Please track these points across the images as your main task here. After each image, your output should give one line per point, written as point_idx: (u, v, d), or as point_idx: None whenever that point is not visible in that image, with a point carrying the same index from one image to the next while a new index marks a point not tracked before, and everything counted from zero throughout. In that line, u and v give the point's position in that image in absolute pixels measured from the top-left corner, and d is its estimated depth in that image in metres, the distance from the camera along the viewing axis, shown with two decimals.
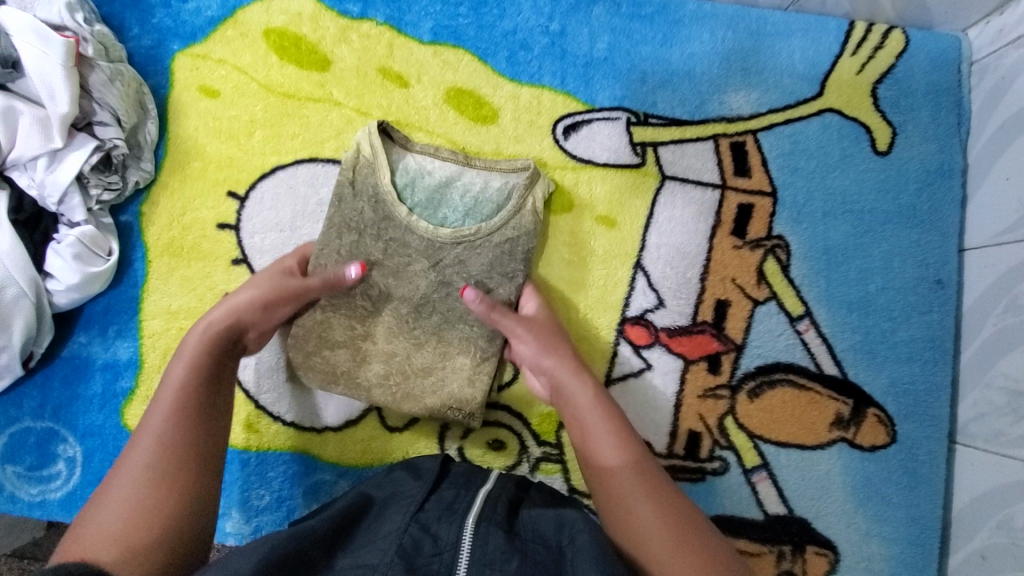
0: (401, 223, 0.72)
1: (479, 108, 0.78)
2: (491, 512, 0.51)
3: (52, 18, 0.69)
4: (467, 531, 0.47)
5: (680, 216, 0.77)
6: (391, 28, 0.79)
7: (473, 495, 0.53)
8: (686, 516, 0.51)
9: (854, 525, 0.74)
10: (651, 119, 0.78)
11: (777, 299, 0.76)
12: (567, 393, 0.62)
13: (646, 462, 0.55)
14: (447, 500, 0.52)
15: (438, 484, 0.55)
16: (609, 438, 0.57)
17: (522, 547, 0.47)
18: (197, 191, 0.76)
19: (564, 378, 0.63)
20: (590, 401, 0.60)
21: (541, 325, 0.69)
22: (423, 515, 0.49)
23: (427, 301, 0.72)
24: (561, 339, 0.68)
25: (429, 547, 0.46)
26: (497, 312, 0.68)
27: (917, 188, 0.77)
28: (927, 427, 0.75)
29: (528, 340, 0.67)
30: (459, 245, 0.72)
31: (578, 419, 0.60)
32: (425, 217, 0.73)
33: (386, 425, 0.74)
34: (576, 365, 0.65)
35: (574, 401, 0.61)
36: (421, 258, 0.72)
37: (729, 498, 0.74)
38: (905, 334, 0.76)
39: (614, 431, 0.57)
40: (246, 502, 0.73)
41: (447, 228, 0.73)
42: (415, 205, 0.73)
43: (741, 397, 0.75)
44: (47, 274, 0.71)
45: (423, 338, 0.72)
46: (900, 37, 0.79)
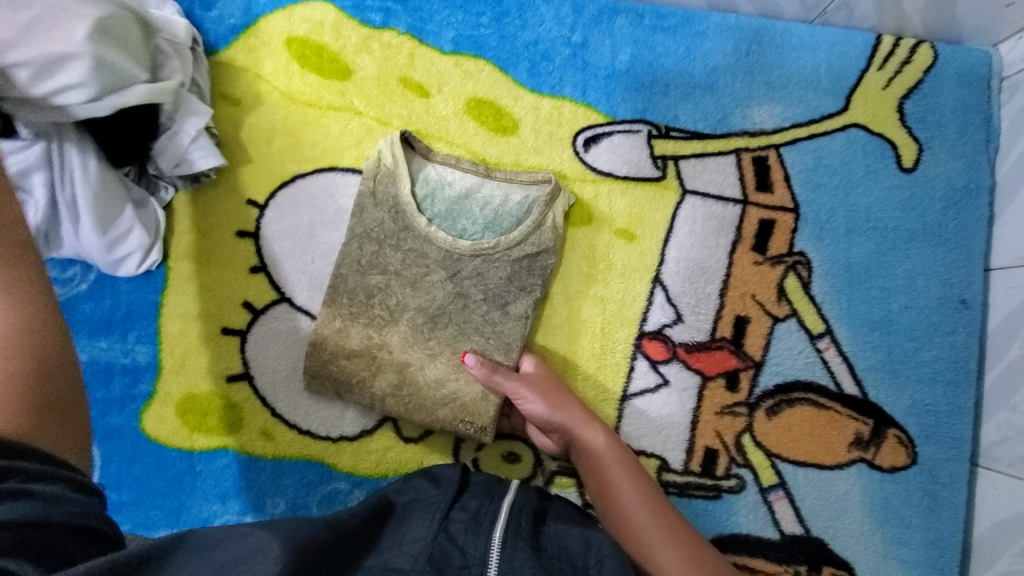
0: (420, 234, 0.72)
1: (499, 119, 0.78)
2: (516, 525, 0.51)
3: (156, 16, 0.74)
4: (495, 546, 0.48)
5: (700, 231, 0.76)
6: (413, 37, 0.79)
7: (496, 505, 0.53)
8: (697, 549, 0.58)
9: (872, 547, 0.73)
10: (672, 132, 0.77)
11: (797, 316, 0.75)
12: (583, 443, 0.67)
13: (646, 480, 0.65)
14: (472, 510, 0.52)
15: (461, 492, 0.55)
16: (626, 481, 0.64)
17: (548, 564, 0.48)
18: (216, 198, 0.77)
19: (578, 430, 0.67)
20: (603, 447, 0.66)
21: (542, 381, 0.70)
22: (451, 524, 0.50)
23: (444, 312, 0.72)
24: (564, 392, 0.69)
25: (458, 560, 0.47)
26: (499, 375, 0.69)
27: (943, 206, 0.76)
28: (949, 449, 0.74)
29: (535, 397, 0.68)
30: (478, 257, 0.72)
31: (594, 464, 0.66)
32: (444, 228, 0.73)
33: (402, 436, 0.74)
34: (586, 413, 0.68)
35: (589, 449, 0.66)
36: (439, 269, 0.72)
37: (744, 517, 0.73)
38: (928, 354, 0.75)
39: (628, 475, 0.64)
40: (261, 508, 0.73)
41: (467, 239, 0.72)
42: (435, 216, 0.73)
43: (759, 415, 0.74)
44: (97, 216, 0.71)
45: (439, 349, 0.72)
46: (928, 52, 0.77)
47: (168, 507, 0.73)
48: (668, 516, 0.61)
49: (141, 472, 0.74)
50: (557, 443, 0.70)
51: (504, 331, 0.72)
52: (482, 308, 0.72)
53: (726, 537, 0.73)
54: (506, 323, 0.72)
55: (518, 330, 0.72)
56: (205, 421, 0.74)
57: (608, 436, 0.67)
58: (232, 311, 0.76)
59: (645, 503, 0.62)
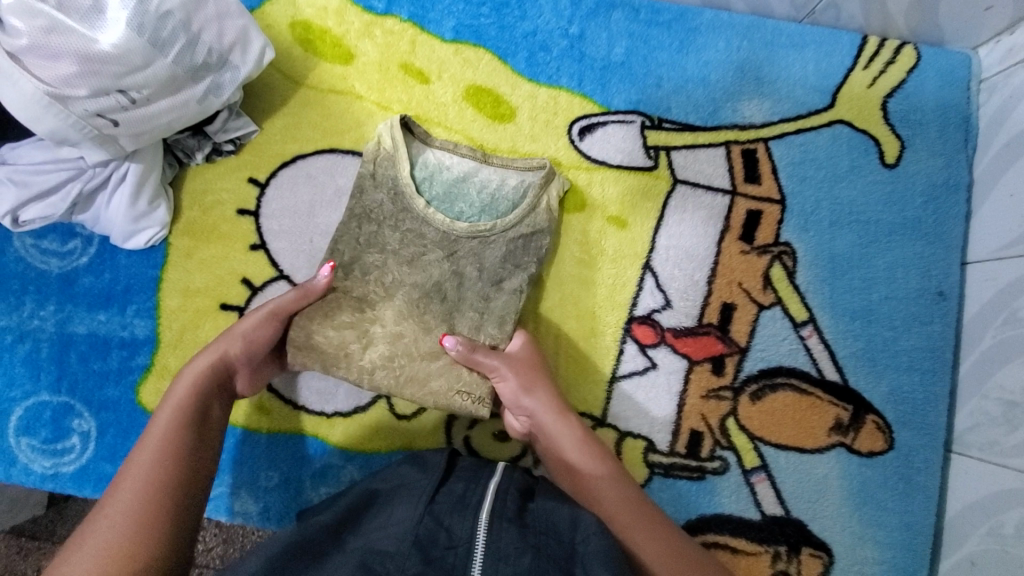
0: (418, 215, 0.74)
1: (497, 106, 0.80)
2: (502, 507, 0.54)
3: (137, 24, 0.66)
4: (480, 527, 0.51)
5: (690, 220, 0.79)
6: (414, 25, 0.81)
7: (483, 489, 0.56)
8: (674, 535, 0.61)
9: (849, 529, 0.75)
10: (664, 123, 0.80)
11: (782, 304, 0.78)
12: (552, 433, 0.68)
13: (619, 473, 0.66)
14: (457, 494, 0.56)
15: (447, 475, 0.59)
16: (595, 472, 0.65)
17: (535, 542, 0.51)
18: (217, 174, 0.78)
19: (548, 421, 0.68)
20: (573, 440, 0.67)
21: (522, 363, 0.71)
22: (436, 506, 0.53)
23: (439, 288, 0.74)
24: (540, 379, 0.71)
25: (444, 540, 0.50)
26: (478, 352, 0.70)
27: (923, 202, 0.79)
28: (924, 435, 0.76)
29: (510, 379, 0.70)
30: (474, 239, 0.74)
31: (563, 458, 0.67)
32: (442, 210, 0.75)
33: (395, 413, 0.76)
34: (558, 405, 0.69)
35: (559, 442, 0.67)
36: (436, 250, 0.74)
37: (727, 498, 0.75)
38: (905, 343, 0.78)
39: (598, 467, 0.66)
40: (254, 482, 0.74)
41: (463, 222, 0.74)
42: (433, 198, 0.75)
43: (743, 399, 0.76)
44: (107, 199, 0.71)
45: (433, 325, 0.73)
46: (911, 53, 0.81)
47: None
48: (640, 507, 0.63)
49: (136, 444, 0.74)
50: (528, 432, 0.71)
51: (497, 306, 0.74)
52: (477, 285, 0.74)
53: (708, 517, 0.75)
54: (500, 300, 0.74)
55: (512, 305, 0.74)
56: None
57: (577, 428, 0.68)
58: (231, 287, 0.77)
59: (620, 495, 0.63)
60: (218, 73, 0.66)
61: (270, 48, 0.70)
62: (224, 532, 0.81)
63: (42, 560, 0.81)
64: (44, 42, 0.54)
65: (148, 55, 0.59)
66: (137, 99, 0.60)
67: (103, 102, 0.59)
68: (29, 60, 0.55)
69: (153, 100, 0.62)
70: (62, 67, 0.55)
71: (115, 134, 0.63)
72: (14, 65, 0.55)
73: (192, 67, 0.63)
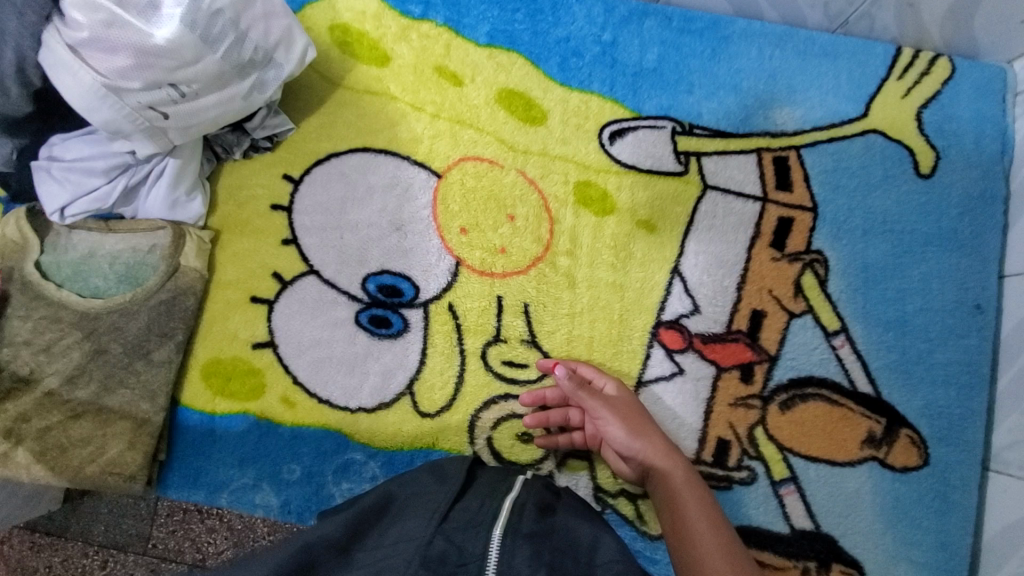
0: (53, 300, 0.71)
1: (529, 109, 0.81)
2: (517, 523, 0.53)
3: (98, 149, 0.69)
4: (493, 544, 0.50)
5: (720, 226, 0.78)
6: (450, 29, 0.82)
7: (498, 505, 0.55)
8: None
9: (882, 546, 0.73)
10: (696, 129, 0.80)
11: (813, 313, 0.76)
12: (661, 472, 0.65)
13: (724, 524, 0.61)
14: (471, 512, 0.54)
15: (463, 491, 0.57)
16: (701, 517, 0.61)
17: (549, 560, 0.50)
18: (252, 171, 0.79)
19: (655, 460, 0.66)
20: (681, 481, 0.64)
21: (624, 406, 0.70)
22: (448, 525, 0.51)
23: (82, 372, 0.71)
24: (645, 422, 0.69)
25: (455, 558, 0.49)
26: (585, 391, 0.70)
27: (958, 213, 0.78)
28: (961, 452, 0.74)
29: (615, 422, 0.68)
30: (114, 313, 0.72)
31: (671, 498, 0.63)
32: (74, 289, 0.72)
33: (418, 410, 0.75)
34: (665, 445, 0.67)
35: (668, 480, 0.64)
36: (74, 332, 0.71)
37: (755, 509, 0.73)
38: (941, 356, 0.76)
39: (705, 512, 0.61)
40: (277, 475, 0.75)
41: (101, 298, 0.72)
42: (64, 280, 0.72)
43: (772, 408, 0.75)
44: (149, 192, 0.73)
45: (82, 411, 0.71)
46: (945, 65, 0.80)
47: (185, 471, 0.75)
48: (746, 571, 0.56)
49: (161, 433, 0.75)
50: (634, 470, 0.69)
51: (149, 380, 0.72)
52: (122, 360, 0.72)
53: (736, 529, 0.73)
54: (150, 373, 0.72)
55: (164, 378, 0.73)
56: (228, 385, 0.75)
57: (686, 471, 0.65)
58: (262, 280, 0.78)
59: (718, 542, 0.58)
60: (263, 70, 0.67)
61: (312, 48, 0.72)
62: (236, 536, 0.77)
63: (55, 554, 0.78)
64: (103, 35, 0.56)
65: (199, 51, 0.60)
66: (186, 93, 0.62)
67: (155, 95, 0.61)
68: (86, 52, 0.57)
69: (201, 94, 0.64)
70: (118, 60, 0.58)
71: (165, 127, 0.65)
72: (72, 57, 0.57)
73: (239, 64, 0.64)
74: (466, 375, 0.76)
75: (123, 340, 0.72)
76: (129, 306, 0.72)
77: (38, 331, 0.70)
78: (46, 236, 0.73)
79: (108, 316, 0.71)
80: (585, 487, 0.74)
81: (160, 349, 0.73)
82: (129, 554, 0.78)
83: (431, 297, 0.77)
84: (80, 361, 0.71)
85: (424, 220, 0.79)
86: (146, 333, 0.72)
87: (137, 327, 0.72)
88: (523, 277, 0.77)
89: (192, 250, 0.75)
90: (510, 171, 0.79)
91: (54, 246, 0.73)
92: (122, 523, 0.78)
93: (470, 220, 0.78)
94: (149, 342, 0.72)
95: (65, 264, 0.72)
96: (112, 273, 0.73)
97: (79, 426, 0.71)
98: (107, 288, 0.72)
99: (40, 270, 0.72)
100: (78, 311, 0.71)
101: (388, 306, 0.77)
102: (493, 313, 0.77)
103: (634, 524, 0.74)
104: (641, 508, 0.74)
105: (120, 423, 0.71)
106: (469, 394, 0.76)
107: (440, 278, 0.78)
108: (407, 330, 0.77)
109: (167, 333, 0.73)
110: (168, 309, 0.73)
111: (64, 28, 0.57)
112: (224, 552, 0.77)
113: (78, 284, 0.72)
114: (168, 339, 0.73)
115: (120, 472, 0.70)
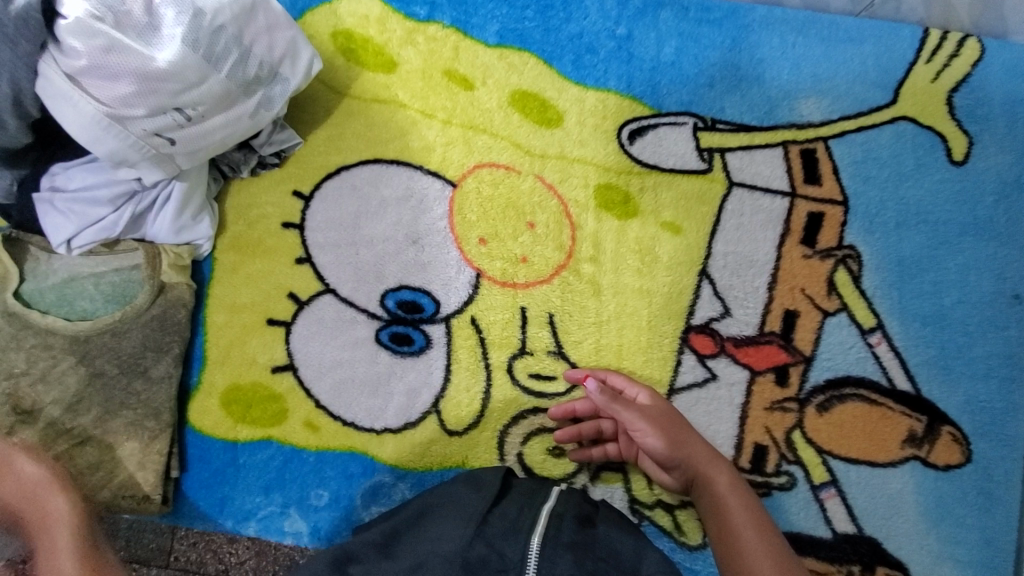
0: (39, 327, 0.69)
1: (544, 111, 0.78)
2: (556, 531, 0.51)
3: (102, 180, 0.66)
4: (533, 549, 0.49)
5: (748, 224, 0.75)
6: (457, 30, 0.79)
7: (536, 512, 0.54)
8: None
9: (927, 547, 0.71)
10: (718, 124, 0.77)
11: (848, 310, 0.74)
12: (705, 479, 0.63)
13: (774, 530, 0.58)
14: (511, 517, 0.53)
15: (500, 498, 0.56)
16: (749, 524, 0.58)
17: (592, 566, 0.49)
18: (261, 189, 0.76)
19: (698, 468, 0.64)
20: (727, 486, 0.62)
21: (660, 415, 0.67)
22: (487, 530, 0.51)
23: (81, 399, 0.69)
24: (684, 428, 0.67)
25: (495, 564, 0.48)
26: (617, 403, 0.67)
27: (994, 200, 0.75)
28: (1004, 447, 0.72)
29: (653, 432, 0.66)
30: (106, 334, 0.70)
31: (716, 505, 0.61)
32: (62, 314, 0.70)
33: (446, 428, 0.73)
34: (708, 450, 0.65)
35: (713, 486, 0.62)
36: (66, 357, 0.69)
37: (796, 515, 0.71)
38: (981, 350, 0.74)
39: (752, 518, 0.59)
40: (305, 501, 0.73)
41: (90, 319, 0.70)
42: (49, 307, 0.70)
43: (809, 411, 0.73)
44: (157, 220, 0.70)
45: (85, 437, 0.69)
46: (975, 46, 0.77)
47: (210, 501, 0.73)
48: None
49: (183, 464, 0.73)
50: (677, 479, 0.67)
51: (150, 398, 0.70)
52: (121, 382, 0.70)
53: None
54: (152, 392, 0.70)
55: (164, 394, 0.71)
56: (249, 412, 0.73)
57: (731, 477, 0.63)
58: (277, 302, 0.75)
59: (768, 549, 0.56)
60: (270, 86, 0.64)
61: (317, 58, 0.68)
62: (256, 545, 0.73)
63: None
64: (102, 61, 0.53)
65: (202, 71, 0.57)
66: (192, 117, 0.59)
67: (160, 121, 0.58)
68: (86, 81, 0.55)
69: (208, 116, 0.61)
70: (119, 87, 0.55)
71: (172, 153, 0.62)
72: (72, 87, 0.55)
73: (245, 81, 0.61)
74: (493, 391, 0.74)
75: (119, 361, 0.70)
76: (119, 325, 0.70)
77: (32, 359, 0.69)
78: (25, 263, 0.70)
79: (98, 338, 0.70)
80: (620, 499, 0.73)
81: (157, 366, 0.71)
82: (152, 568, 0.74)
83: (453, 311, 0.75)
84: (77, 387, 0.69)
85: (441, 231, 0.76)
86: (142, 351, 0.70)
87: (131, 345, 0.70)
88: (546, 286, 0.75)
89: (169, 265, 0.72)
90: (527, 176, 0.77)
91: (33, 273, 0.71)
92: (142, 537, 0.74)
93: (488, 230, 0.76)
94: (145, 359, 0.70)
95: (49, 291, 0.71)
96: (99, 293, 0.71)
97: (84, 454, 0.69)
98: (95, 309, 0.71)
99: (20, 299, 0.70)
100: (67, 336, 0.69)
101: (409, 322, 0.75)
102: (517, 325, 0.75)
103: (672, 535, 0.72)
104: (678, 519, 0.72)
105: (126, 444, 0.70)
106: (497, 410, 0.74)
107: (460, 291, 0.75)
108: (430, 347, 0.74)
109: (163, 348, 0.71)
110: (161, 324, 0.71)
111: (62, 56, 0.54)
112: (247, 562, 0.73)
113: (66, 308, 0.71)
114: (165, 353, 0.71)
115: (133, 495, 0.70)
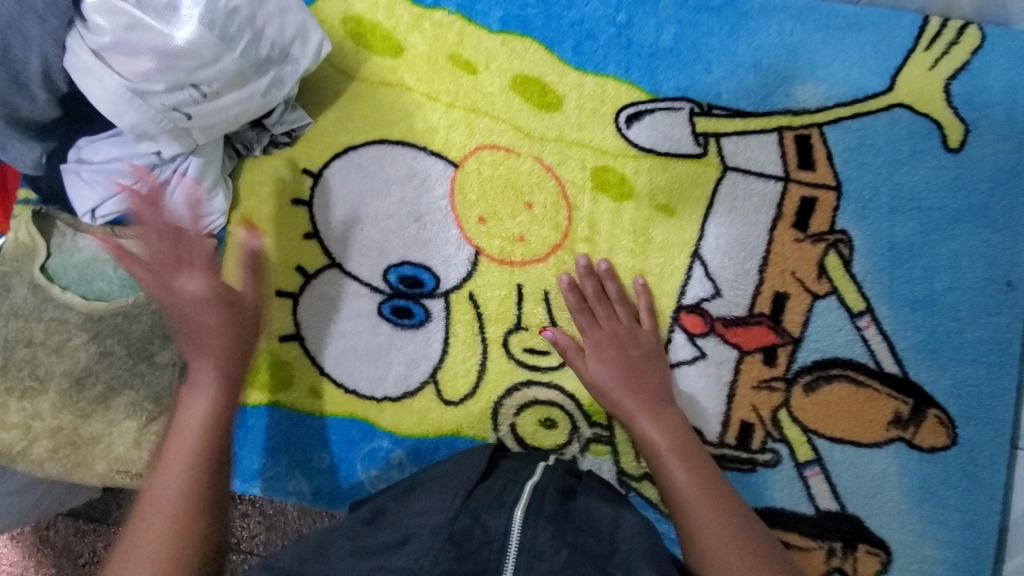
0: (59, 302, 0.74)
1: (544, 95, 0.80)
2: (540, 504, 0.54)
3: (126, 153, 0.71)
4: (515, 522, 0.51)
5: (740, 208, 0.77)
6: (463, 16, 0.82)
7: (521, 488, 0.56)
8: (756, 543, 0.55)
9: (909, 526, 0.73)
10: (714, 109, 0.78)
11: (838, 293, 0.75)
12: (641, 434, 0.66)
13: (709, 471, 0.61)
14: (495, 492, 0.56)
15: (486, 476, 0.60)
16: (692, 471, 0.61)
17: (572, 537, 0.51)
18: (273, 167, 0.80)
19: (636, 423, 0.67)
20: (660, 435, 0.65)
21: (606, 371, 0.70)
22: (473, 503, 0.54)
23: (89, 373, 0.74)
24: (623, 382, 0.69)
25: (479, 534, 0.51)
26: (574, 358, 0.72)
27: (988, 187, 0.76)
28: (989, 431, 0.73)
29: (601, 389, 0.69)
30: (119, 316, 0.75)
31: (654, 456, 0.64)
32: (80, 292, 0.75)
33: (442, 398, 0.77)
34: (644, 403, 0.68)
35: (649, 439, 0.65)
36: (81, 333, 0.74)
37: (779, 491, 0.74)
38: (971, 335, 0.74)
39: (690, 465, 0.62)
40: (308, 463, 0.77)
41: (104, 300, 0.75)
42: (70, 283, 0.75)
43: (796, 390, 0.75)
44: None
45: (90, 410, 0.74)
46: (975, 34, 0.77)
47: None
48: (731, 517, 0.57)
49: None
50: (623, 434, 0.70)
51: (153, 381, 0.75)
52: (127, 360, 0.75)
53: (760, 510, 0.73)
54: (155, 374, 0.75)
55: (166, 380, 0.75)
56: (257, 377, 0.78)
57: (665, 425, 0.66)
58: (286, 274, 0.79)
59: (702, 493, 0.59)
60: (281, 66, 0.67)
61: (328, 41, 0.71)
62: (267, 520, 0.80)
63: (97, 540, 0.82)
64: (125, 38, 0.58)
65: (217, 50, 0.61)
66: (207, 93, 0.63)
67: (178, 96, 0.63)
68: (110, 56, 0.60)
69: (222, 93, 0.64)
70: (140, 62, 0.60)
71: (189, 127, 0.66)
72: (97, 62, 0.59)
73: (257, 61, 0.65)
74: (488, 363, 0.77)
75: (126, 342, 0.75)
76: (132, 308, 0.75)
77: (49, 331, 0.74)
78: (52, 238, 0.75)
79: (111, 319, 0.75)
80: (609, 471, 0.75)
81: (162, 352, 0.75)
82: None
83: (452, 287, 0.78)
84: (87, 362, 0.74)
85: (442, 210, 0.79)
86: (149, 336, 0.75)
87: (140, 329, 0.75)
88: (542, 265, 0.78)
89: None
90: (526, 158, 0.79)
91: (59, 250, 0.75)
92: None
93: (488, 210, 0.79)
94: (151, 345, 0.75)
95: (71, 268, 0.75)
96: (115, 277, 0.75)
97: (89, 425, 0.74)
98: (110, 291, 0.75)
99: (46, 273, 0.75)
100: (83, 313, 0.74)
101: (410, 296, 0.78)
102: (513, 301, 0.77)
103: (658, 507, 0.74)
104: None
105: (126, 422, 0.74)
106: (492, 381, 0.77)
107: (459, 268, 0.78)
108: (429, 320, 0.78)
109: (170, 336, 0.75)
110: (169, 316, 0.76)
111: (87, 33, 0.59)
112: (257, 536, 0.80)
113: (85, 287, 0.75)
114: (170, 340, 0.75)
115: (127, 470, 0.74)
